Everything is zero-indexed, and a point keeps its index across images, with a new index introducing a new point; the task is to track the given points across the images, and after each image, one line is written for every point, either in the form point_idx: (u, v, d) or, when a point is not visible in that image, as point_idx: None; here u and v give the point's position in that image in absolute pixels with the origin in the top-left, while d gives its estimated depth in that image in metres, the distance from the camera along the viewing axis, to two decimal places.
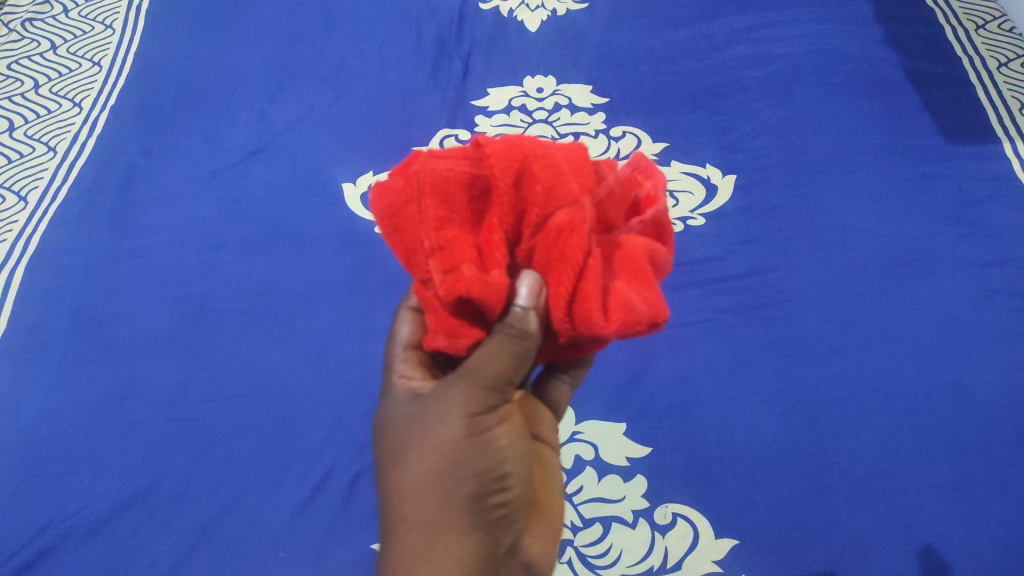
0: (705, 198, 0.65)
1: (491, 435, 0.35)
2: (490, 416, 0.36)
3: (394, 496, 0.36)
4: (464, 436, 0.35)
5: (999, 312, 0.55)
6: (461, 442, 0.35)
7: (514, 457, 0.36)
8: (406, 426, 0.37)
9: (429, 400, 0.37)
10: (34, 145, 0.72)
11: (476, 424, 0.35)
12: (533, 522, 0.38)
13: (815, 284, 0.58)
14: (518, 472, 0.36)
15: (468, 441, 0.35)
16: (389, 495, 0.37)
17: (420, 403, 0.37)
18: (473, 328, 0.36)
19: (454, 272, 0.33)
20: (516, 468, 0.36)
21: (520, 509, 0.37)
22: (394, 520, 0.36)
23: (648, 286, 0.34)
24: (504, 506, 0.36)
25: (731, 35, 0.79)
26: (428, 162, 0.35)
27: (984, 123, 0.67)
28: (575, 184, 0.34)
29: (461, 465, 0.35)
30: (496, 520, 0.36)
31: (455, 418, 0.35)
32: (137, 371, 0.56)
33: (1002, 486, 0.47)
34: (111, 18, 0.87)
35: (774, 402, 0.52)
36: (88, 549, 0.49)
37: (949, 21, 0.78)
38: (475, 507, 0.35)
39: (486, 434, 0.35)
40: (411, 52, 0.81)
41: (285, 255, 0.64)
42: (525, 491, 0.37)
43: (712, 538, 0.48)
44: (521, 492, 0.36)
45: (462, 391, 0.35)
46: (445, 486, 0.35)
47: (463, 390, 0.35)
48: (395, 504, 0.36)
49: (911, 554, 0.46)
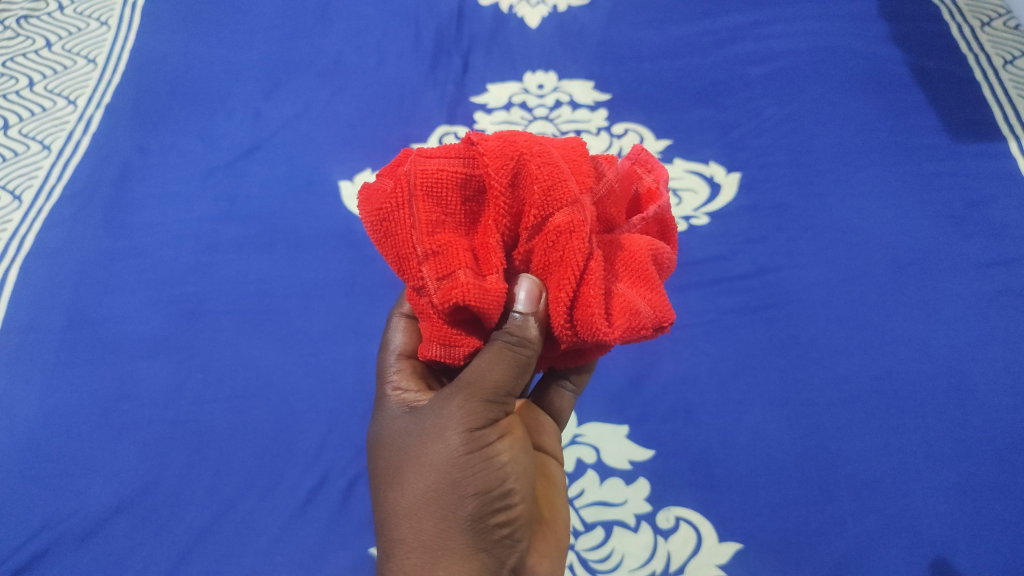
0: (708, 197, 0.64)
1: (492, 450, 0.34)
2: (490, 430, 0.35)
3: (391, 516, 0.35)
4: (463, 452, 0.34)
5: (1006, 312, 0.54)
6: (460, 458, 0.34)
7: (518, 472, 0.35)
8: (403, 442, 0.37)
9: (426, 414, 0.36)
10: (28, 143, 0.72)
11: (475, 439, 0.34)
12: (540, 541, 0.36)
13: (818, 284, 0.57)
14: (521, 488, 0.35)
15: (467, 457, 0.34)
16: (386, 515, 0.36)
17: (417, 417, 0.37)
18: (470, 336, 0.35)
19: (448, 278, 0.32)
20: (519, 484, 0.35)
21: (525, 528, 0.35)
22: (392, 542, 0.35)
23: (652, 288, 0.34)
24: (507, 525, 0.34)
25: (733, 31, 0.78)
26: (419, 163, 0.34)
27: (990, 121, 0.66)
28: (574, 183, 0.33)
29: (461, 483, 0.34)
30: (499, 541, 0.34)
31: (453, 433, 0.34)
32: (133, 371, 0.56)
33: (1010, 489, 0.46)
34: (107, 15, 0.86)
35: (777, 404, 0.51)
36: (82, 551, 0.48)
37: (954, 18, 0.77)
38: (477, 527, 0.34)
39: (486, 450, 0.34)
40: (410, 49, 0.81)
41: (283, 254, 0.63)
42: (529, 508, 0.36)
43: (717, 542, 0.47)
44: (525, 509, 0.35)
45: (460, 404, 0.35)
46: (444, 505, 0.34)
47: (461, 403, 0.35)
48: (392, 525, 0.35)
49: (918, 558, 0.45)
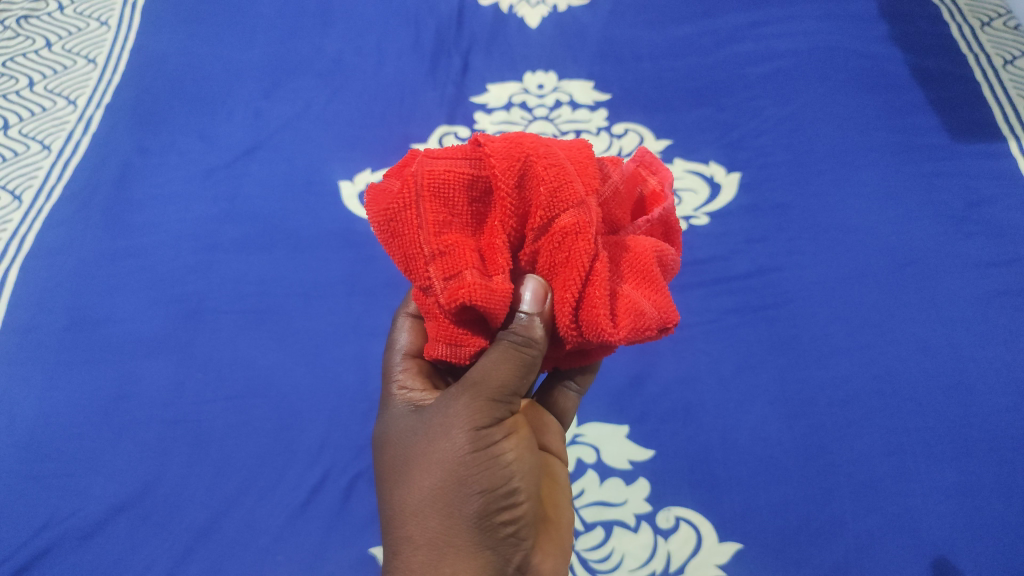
0: (708, 197, 0.64)
1: (498, 449, 0.34)
2: (496, 429, 0.35)
3: (397, 514, 0.35)
4: (469, 450, 0.34)
5: (1006, 312, 0.54)
6: (466, 456, 0.34)
7: (524, 471, 0.35)
8: (409, 440, 0.37)
9: (432, 413, 0.36)
10: (28, 143, 0.71)
11: (481, 438, 0.34)
12: (544, 540, 0.37)
13: (818, 284, 0.57)
14: (527, 487, 0.35)
15: (473, 455, 0.34)
16: (392, 513, 0.36)
17: (423, 416, 0.37)
18: (476, 336, 0.35)
19: (455, 278, 0.32)
20: (525, 483, 0.35)
21: (530, 527, 0.35)
22: (398, 540, 0.35)
23: (657, 289, 0.34)
24: (513, 523, 0.34)
25: (733, 31, 0.78)
26: (426, 163, 0.34)
27: (990, 121, 0.66)
28: (580, 184, 0.34)
29: (467, 481, 0.34)
30: (505, 539, 0.34)
31: (459, 431, 0.34)
32: (133, 371, 0.56)
33: (1010, 488, 0.46)
34: (107, 15, 0.86)
35: (777, 404, 0.51)
36: (82, 551, 0.48)
37: (954, 18, 0.77)
38: (482, 525, 0.34)
39: (492, 449, 0.34)
40: (410, 49, 0.81)
41: (284, 253, 0.63)
42: (535, 507, 0.36)
43: (716, 542, 0.47)
44: (530, 508, 0.35)
45: (466, 402, 0.35)
46: (450, 503, 0.34)
47: (467, 402, 0.35)
48: (398, 523, 0.35)
49: (918, 558, 0.45)
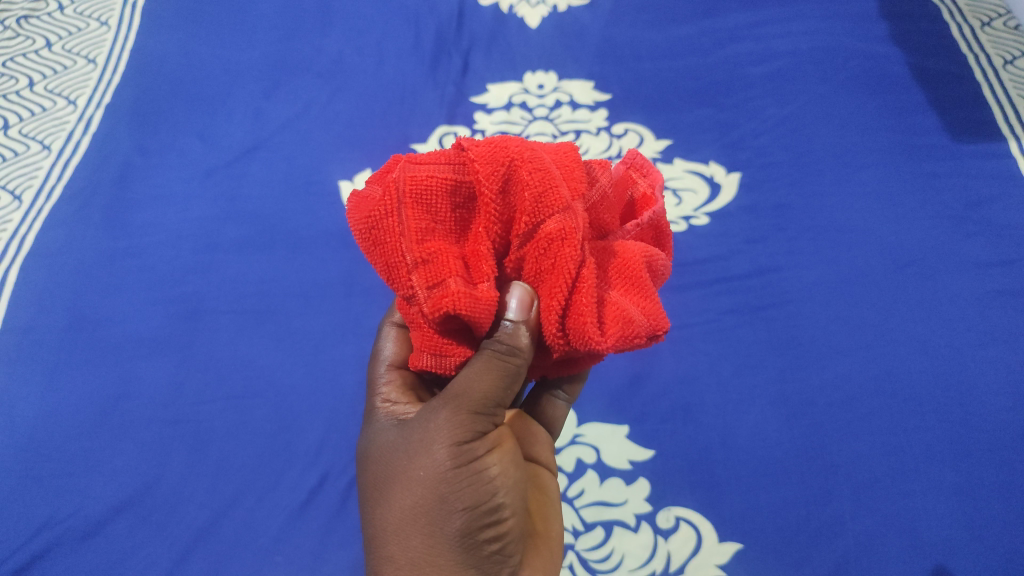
0: (707, 197, 0.65)
1: (481, 464, 0.34)
2: (480, 444, 0.35)
3: (380, 532, 0.35)
4: (451, 466, 0.34)
5: (1005, 312, 0.54)
6: (449, 472, 0.34)
7: (508, 486, 0.35)
8: (391, 455, 0.37)
9: (414, 427, 0.37)
10: (28, 144, 0.71)
11: (463, 453, 0.34)
12: (532, 556, 0.37)
13: (818, 284, 0.57)
14: (511, 503, 0.35)
15: (455, 471, 0.34)
16: (375, 531, 0.36)
17: (406, 430, 0.37)
18: (460, 346, 0.35)
19: (439, 286, 0.32)
20: (510, 498, 0.35)
21: (516, 543, 0.35)
22: (381, 559, 0.35)
23: (646, 296, 0.33)
24: (498, 541, 0.34)
25: (734, 32, 0.78)
26: (409, 170, 0.34)
27: (990, 122, 0.66)
28: (565, 190, 0.33)
29: (449, 497, 0.34)
30: (489, 556, 0.34)
31: (440, 447, 0.34)
32: (134, 371, 0.56)
33: (1006, 488, 0.46)
34: (106, 14, 0.87)
35: (777, 404, 0.51)
36: (82, 551, 0.48)
37: (954, 18, 0.77)
38: (466, 542, 0.34)
39: (475, 464, 0.34)
40: (409, 49, 0.81)
41: (284, 254, 0.63)
42: (521, 522, 0.36)
43: (716, 542, 0.47)
44: (515, 523, 0.35)
45: (447, 416, 0.35)
46: (432, 521, 0.34)
47: (448, 415, 0.35)
48: (381, 542, 0.35)
49: (916, 557, 0.45)
